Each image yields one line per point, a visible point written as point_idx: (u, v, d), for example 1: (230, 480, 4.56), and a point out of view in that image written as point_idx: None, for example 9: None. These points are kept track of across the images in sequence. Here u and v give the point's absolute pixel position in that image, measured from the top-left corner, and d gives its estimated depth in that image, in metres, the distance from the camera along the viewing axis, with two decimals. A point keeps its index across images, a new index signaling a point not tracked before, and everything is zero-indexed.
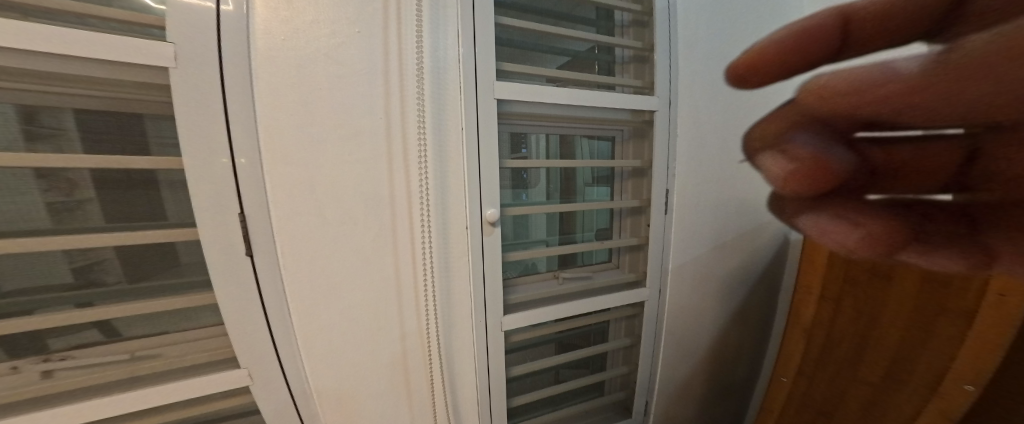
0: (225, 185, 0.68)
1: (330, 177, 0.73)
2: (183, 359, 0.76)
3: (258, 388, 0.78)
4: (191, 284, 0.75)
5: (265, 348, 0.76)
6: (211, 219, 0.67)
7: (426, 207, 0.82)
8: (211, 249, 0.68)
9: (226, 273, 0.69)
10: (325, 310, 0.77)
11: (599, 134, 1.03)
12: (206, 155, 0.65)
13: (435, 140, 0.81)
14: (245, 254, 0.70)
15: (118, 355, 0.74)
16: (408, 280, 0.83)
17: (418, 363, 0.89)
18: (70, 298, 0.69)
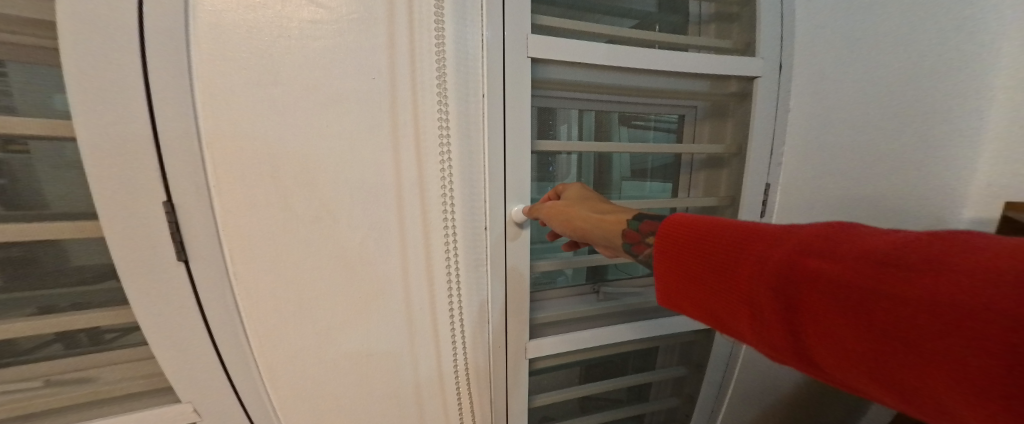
0: (145, 164, 0.45)
1: (306, 164, 0.51)
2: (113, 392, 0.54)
3: None
4: (95, 294, 0.52)
5: (217, 390, 0.56)
6: (127, 209, 0.46)
7: (451, 203, 0.60)
8: (123, 259, 0.47)
9: (151, 286, 0.49)
10: (295, 337, 0.57)
11: (664, 112, 0.79)
12: (117, 122, 0.43)
13: (460, 111, 0.57)
14: (179, 259, 0.49)
15: (26, 382, 0.52)
16: (418, 297, 0.62)
17: (432, 393, 0.69)
18: (55, 295, 0.50)
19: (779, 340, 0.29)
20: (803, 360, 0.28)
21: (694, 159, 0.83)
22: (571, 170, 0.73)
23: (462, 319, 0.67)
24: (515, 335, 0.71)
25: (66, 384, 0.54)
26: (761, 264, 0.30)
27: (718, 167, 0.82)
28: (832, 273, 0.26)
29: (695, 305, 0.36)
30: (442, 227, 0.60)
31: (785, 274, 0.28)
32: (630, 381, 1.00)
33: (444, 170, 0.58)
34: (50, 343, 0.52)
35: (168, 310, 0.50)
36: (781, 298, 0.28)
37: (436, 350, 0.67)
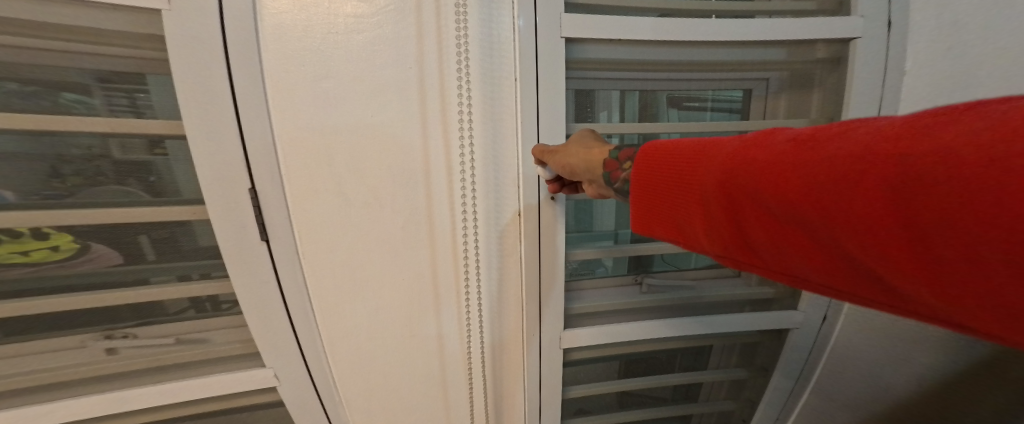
0: (234, 157, 0.51)
1: (355, 153, 0.53)
2: (223, 352, 0.64)
3: (287, 391, 0.66)
4: (205, 267, 0.60)
5: (291, 353, 0.63)
6: (218, 195, 0.51)
7: (472, 186, 0.60)
8: (224, 239, 0.53)
9: (241, 264, 0.55)
10: (346, 314, 0.61)
11: (733, 84, 0.69)
12: (212, 122, 0.49)
13: (483, 96, 0.57)
14: (262, 240, 0.55)
15: (165, 338, 0.63)
16: (444, 281, 0.63)
17: (457, 379, 0.72)
18: (177, 270, 0.60)
19: (730, 235, 0.31)
20: (748, 251, 0.31)
21: None
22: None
23: (479, 309, 0.67)
24: (557, 323, 0.71)
25: (192, 343, 0.64)
26: (711, 167, 0.32)
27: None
28: (766, 159, 0.28)
29: (660, 221, 0.38)
30: (463, 217, 0.60)
31: (730, 172, 0.30)
32: (676, 379, 0.95)
33: (461, 157, 0.58)
34: (173, 307, 0.63)
35: (255, 284, 0.57)
36: (728, 196, 0.30)
37: (459, 338, 0.68)
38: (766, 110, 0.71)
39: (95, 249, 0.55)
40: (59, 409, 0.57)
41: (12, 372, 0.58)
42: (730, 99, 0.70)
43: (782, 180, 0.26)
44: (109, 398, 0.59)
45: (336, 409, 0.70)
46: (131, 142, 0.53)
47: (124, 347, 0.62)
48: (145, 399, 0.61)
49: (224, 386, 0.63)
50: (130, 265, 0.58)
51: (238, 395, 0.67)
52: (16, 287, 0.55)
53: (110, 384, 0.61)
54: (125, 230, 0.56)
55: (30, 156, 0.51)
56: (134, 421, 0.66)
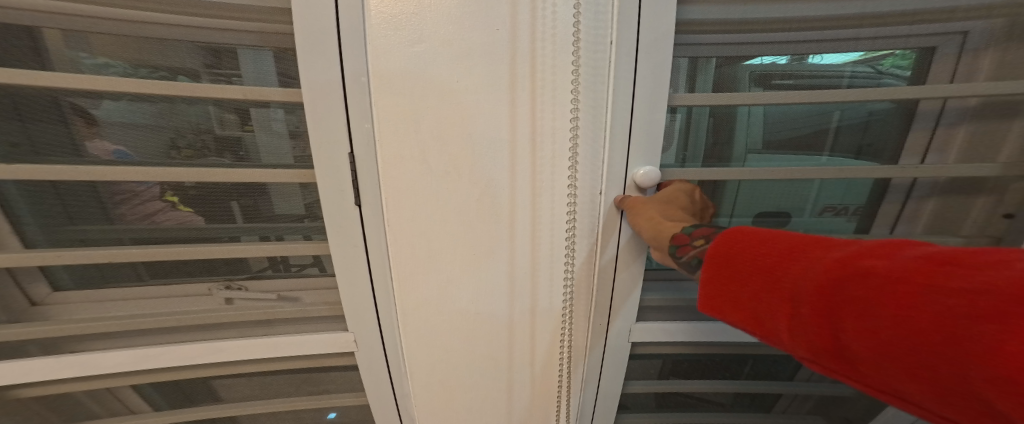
0: (338, 124, 0.53)
1: (444, 123, 0.50)
2: (311, 313, 0.67)
3: (363, 355, 0.69)
4: (295, 230, 0.64)
5: (371, 320, 0.65)
6: (325, 159, 0.54)
7: (576, 164, 0.55)
8: (326, 202, 0.56)
9: (337, 226, 0.57)
10: (420, 287, 0.60)
11: (905, 42, 0.53)
12: (319, 88, 0.51)
13: (588, 59, 0.50)
14: (355, 204, 0.57)
15: (267, 294, 0.67)
16: (518, 262, 0.60)
17: (520, 364, 0.70)
18: (275, 232, 0.64)
19: (821, 343, 0.29)
20: (844, 361, 0.29)
21: (948, 108, 0.55)
22: (674, 138, 0.60)
23: (553, 294, 0.64)
24: (624, 309, 0.71)
25: (288, 300, 0.69)
26: (812, 267, 0.30)
27: (1006, 117, 0.54)
28: (889, 273, 0.26)
29: (742, 306, 0.36)
30: (558, 196, 0.57)
31: (837, 281, 0.28)
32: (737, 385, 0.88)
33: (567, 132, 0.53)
34: (270, 266, 0.67)
35: (346, 248, 0.59)
36: (824, 303, 0.29)
37: (528, 322, 0.65)
38: (957, 72, 0.53)
39: (209, 208, 0.61)
40: (176, 352, 0.64)
41: (150, 312, 0.65)
42: (883, 71, 0.54)
43: (894, 295, 0.25)
44: (220, 345, 0.65)
45: (403, 378, 0.72)
46: (227, 119, 0.57)
47: (237, 299, 0.67)
48: (243, 349, 0.66)
49: (311, 343, 0.67)
50: (220, 224, 0.63)
51: (323, 356, 0.72)
52: (155, 235, 0.62)
53: (223, 330, 0.68)
54: (222, 194, 0.60)
55: (154, 127, 0.57)
56: (230, 368, 0.72)
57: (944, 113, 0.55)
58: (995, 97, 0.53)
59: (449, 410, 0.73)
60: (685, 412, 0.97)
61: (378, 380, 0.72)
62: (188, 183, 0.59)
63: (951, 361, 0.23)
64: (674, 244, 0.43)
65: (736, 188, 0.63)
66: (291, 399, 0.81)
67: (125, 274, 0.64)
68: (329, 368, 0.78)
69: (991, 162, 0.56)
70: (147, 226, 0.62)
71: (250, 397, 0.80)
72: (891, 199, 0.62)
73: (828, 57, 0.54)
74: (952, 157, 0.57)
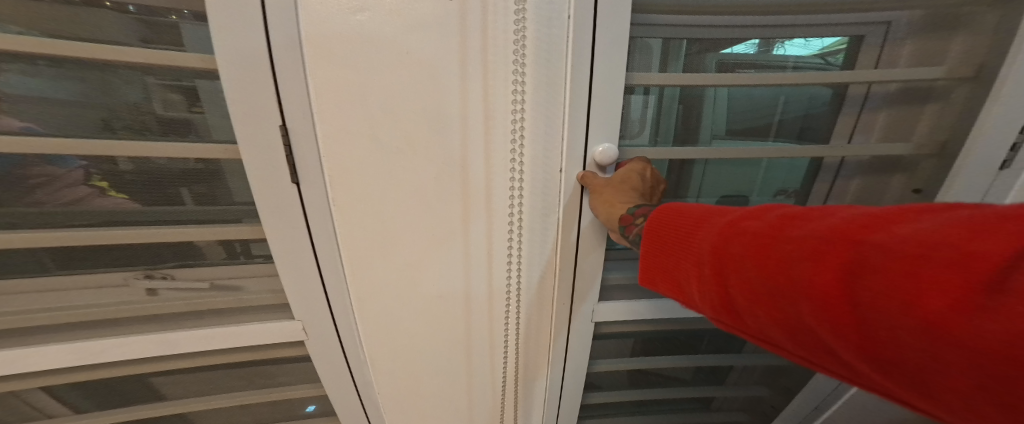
0: (268, 95, 0.48)
1: (391, 97, 0.48)
2: (252, 301, 0.63)
3: (315, 344, 0.66)
4: (248, 213, 0.59)
5: (321, 306, 0.62)
6: (252, 133, 0.49)
7: (519, 139, 0.54)
8: (258, 181, 0.52)
9: (273, 207, 0.54)
10: (374, 270, 0.58)
11: (838, 29, 0.55)
12: (243, 53, 0.46)
13: (539, 34, 0.49)
14: (293, 182, 0.53)
15: (197, 283, 0.62)
16: (475, 242, 0.59)
17: (481, 346, 0.70)
18: (202, 216, 0.58)
19: (720, 299, 0.35)
20: (735, 314, 0.35)
21: (875, 94, 0.59)
22: (640, 119, 0.60)
23: (512, 274, 0.63)
24: (588, 292, 0.69)
25: (224, 290, 0.64)
26: (712, 233, 0.37)
27: (921, 101, 0.59)
28: (758, 232, 0.33)
29: (667, 274, 0.42)
30: (513, 176, 0.56)
31: (726, 243, 0.35)
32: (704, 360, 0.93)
33: (516, 109, 0.52)
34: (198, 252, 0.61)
35: (288, 230, 0.56)
36: (719, 262, 0.35)
37: (487, 303, 0.65)
38: (881, 59, 0.57)
39: (152, 195, 0.56)
40: (96, 348, 0.58)
41: (65, 304, 0.59)
42: (823, 59, 0.57)
43: (759, 250, 0.32)
44: (146, 341, 0.59)
45: (361, 366, 0.69)
46: (172, 100, 0.51)
47: (162, 289, 0.62)
48: (177, 342, 0.61)
49: (255, 333, 0.63)
50: (162, 206, 0.57)
51: (269, 347, 0.68)
52: (75, 218, 0.55)
53: (151, 325, 0.62)
54: (151, 177, 0.54)
55: (80, 104, 0.50)
56: (164, 363, 0.66)
57: (869, 98, 0.60)
58: (912, 82, 0.57)
59: (410, 395, 0.72)
60: (643, 387, 1.02)
61: (333, 368, 0.69)
62: (125, 167, 0.53)
63: (793, 300, 0.30)
64: (620, 225, 0.50)
65: (703, 172, 0.66)
66: (240, 393, 0.76)
67: (28, 264, 0.57)
68: (280, 360, 0.74)
69: (906, 142, 0.61)
70: (71, 213, 0.55)
71: (192, 394, 0.75)
72: (822, 178, 0.67)
73: (794, 50, 0.56)
74: (875, 137, 0.62)
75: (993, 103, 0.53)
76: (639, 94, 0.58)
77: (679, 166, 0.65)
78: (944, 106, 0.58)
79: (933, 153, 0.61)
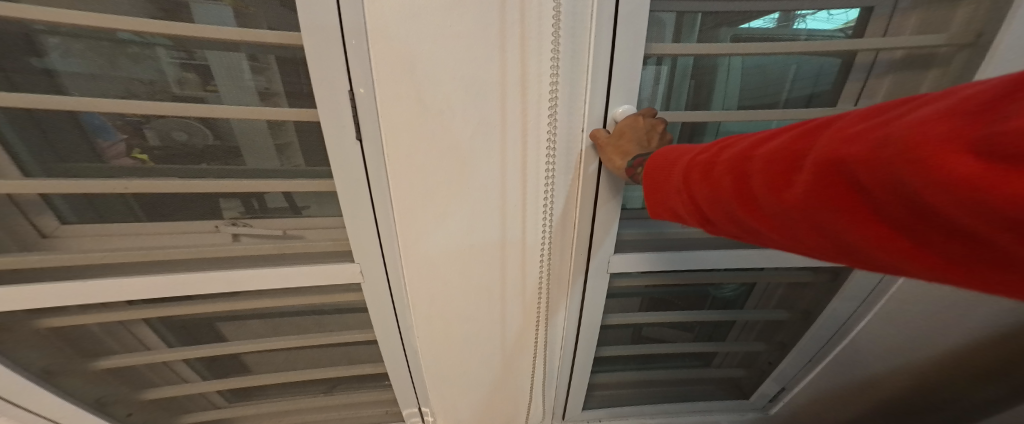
0: (338, 63, 0.54)
1: (437, 65, 0.53)
2: (317, 248, 0.72)
3: (367, 288, 0.75)
4: (314, 173, 0.66)
5: (374, 254, 0.71)
6: (326, 97, 0.56)
7: (553, 104, 0.59)
8: (327, 139, 0.59)
9: (340, 164, 0.61)
10: (423, 222, 0.66)
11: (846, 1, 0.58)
12: (314, 27, 0.51)
13: (568, 5, 0.53)
14: (357, 140, 0.60)
15: (273, 231, 0.71)
16: (513, 198, 0.66)
17: (513, 292, 0.79)
18: (282, 171, 0.66)
19: (699, 220, 0.41)
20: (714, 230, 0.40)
21: (878, 60, 0.63)
22: (656, 88, 0.64)
23: (548, 227, 0.71)
24: (604, 246, 0.76)
25: (294, 239, 0.73)
26: (682, 168, 0.42)
27: (922, 68, 0.62)
28: (708, 158, 0.38)
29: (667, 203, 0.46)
30: (546, 138, 0.62)
31: (689, 173, 0.41)
32: (708, 316, 0.99)
33: (552, 77, 0.57)
34: (255, 202, 0.68)
35: (351, 183, 0.63)
36: (687, 191, 0.41)
37: (522, 255, 0.73)
38: (889, 29, 0.60)
39: (181, 165, 0.63)
40: (186, 288, 0.69)
41: (158, 245, 0.68)
42: (830, 35, 0.61)
43: (708, 173, 0.38)
44: (235, 276, 0.70)
45: (405, 310, 0.79)
46: (188, 79, 0.57)
47: (244, 236, 0.70)
48: (254, 282, 0.71)
49: (321, 275, 0.73)
50: (199, 167, 0.64)
51: (334, 290, 0.79)
52: (162, 171, 0.63)
53: (235, 264, 0.71)
54: (184, 147, 0.61)
55: (104, 79, 0.56)
56: (236, 304, 0.77)
57: (875, 65, 0.63)
58: (917, 49, 0.60)
59: (448, 336, 0.82)
60: (650, 342, 1.11)
61: (379, 312, 0.79)
62: (153, 142, 0.60)
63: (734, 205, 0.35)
64: (628, 177, 0.58)
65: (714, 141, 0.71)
66: (301, 335, 0.87)
67: (126, 212, 0.65)
68: (334, 306, 0.84)
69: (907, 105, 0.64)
70: (138, 170, 0.62)
71: (261, 335, 0.86)
72: None
73: (814, 25, 0.60)
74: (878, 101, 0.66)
75: (987, 65, 0.56)
76: (653, 65, 0.62)
77: (691, 135, 0.70)
78: (942, 73, 0.61)
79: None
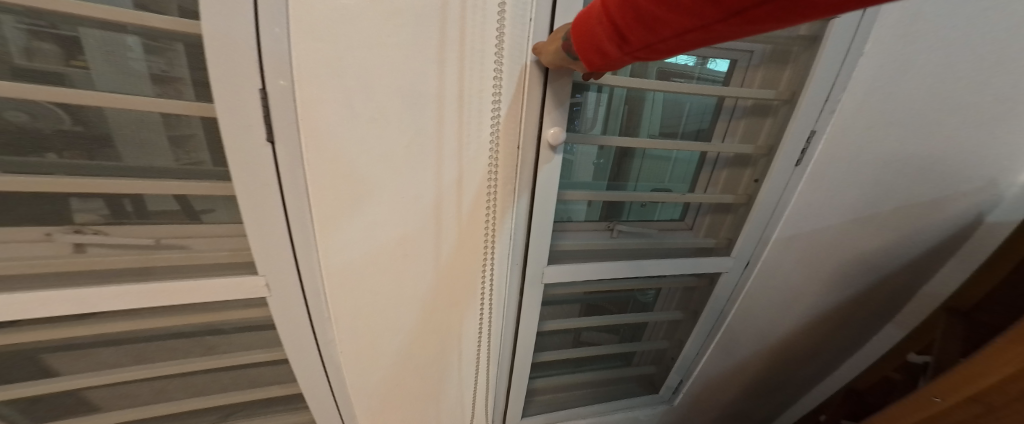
0: (246, 56, 0.50)
1: (371, 71, 0.54)
2: (207, 259, 0.66)
3: (275, 301, 0.69)
4: (206, 173, 0.60)
5: (286, 265, 0.65)
6: (227, 93, 0.51)
7: (495, 122, 0.64)
8: (230, 140, 0.54)
9: (245, 167, 0.56)
10: (351, 225, 0.64)
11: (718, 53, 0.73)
12: (220, 20, 0.47)
13: (511, 31, 0.57)
14: (267, 141, 0.55)
15: (143, 240, 0.62)
16: (451, 206, 0.69)
17: (451, 298, 0.80)
18: (143, 170, 0.58)
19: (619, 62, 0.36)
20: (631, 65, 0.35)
21: (739, 106, 0.81)
22: (591, 114, 0.72)
23: (493, 239, 0.75)
24: (538, 257, 0.79)
25: (172, 248, 0.65)
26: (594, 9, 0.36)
27: (762, 115, 0.80)
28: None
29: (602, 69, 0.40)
30: (484, 149, 0.65)
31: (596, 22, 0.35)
32: (624, 320, 1.10)
33: (492, 93, 0.61)
34: (129, 206, 0.61)
35: (256, 188, 0.58)
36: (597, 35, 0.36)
37: (452, 262, 0.75)
38: (745, 78, 0.77)
39: (13, 151, 0.52)
40: (17, 312, 0.56)
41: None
42: (714, 78, 0.75)
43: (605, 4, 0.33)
44: (93, 293, 0.58)
45: (325, 324, 0.74)
46: (38, 47, 0.48)
47: (91, 246, 0.61)
48: (115, 302, 0.61)
49: (214, 292, 0.65)
50: (34, 158, 0.53)
51: (226, 308, 0.72)
52: None
53: (96, 277, 0.61)
54: (35, 131, 0.52)
55: None
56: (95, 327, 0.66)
57: (735, 110, 0.80)
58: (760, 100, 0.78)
59: (377, 346, 0.79)
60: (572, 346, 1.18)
61: (292, 327, 0.73)
62: None
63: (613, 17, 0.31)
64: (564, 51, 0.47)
65: (640, 163, 0.84)
66: (182, 360, 0.76)
67: None
68: (236, 321, 0.77)
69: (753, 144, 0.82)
70: None
71: (121, 364, 0.74)
72: (705, 169, 0.88)
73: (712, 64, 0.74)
74: (739, 137, 0.84)
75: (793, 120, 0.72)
76: (594, 91, 0.70)
77: (621, 157, 0.82)
78: (773, 119, 0.79)
79: (765, 154, 0.80)
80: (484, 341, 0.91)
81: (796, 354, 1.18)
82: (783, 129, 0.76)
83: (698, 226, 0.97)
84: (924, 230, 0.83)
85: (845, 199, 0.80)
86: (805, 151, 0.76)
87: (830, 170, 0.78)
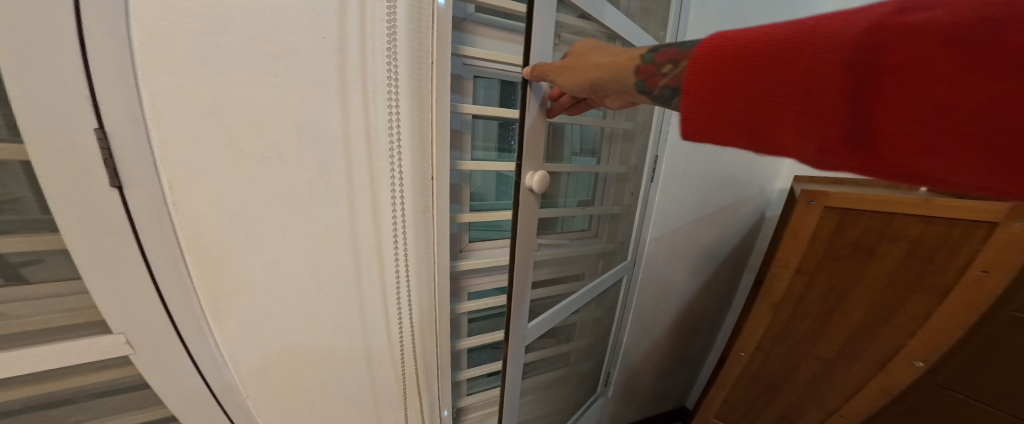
0: (77, 92, 0.45)
1: (251, 105, 0.52)
2: (29, 325, 0.55)
3: (144, 358, 0.60)
4: (27, 222, 0.51)
5: (157, 316, 0.58)
6: (54, 132, 0.46)
7: (398, 153, 0.63)
8: (56, 183, 0.47)
9: (82, 213, 0.50)
10: (246, 266, 0.60)
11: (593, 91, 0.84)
12: (42, 54, 0.43)
13: (405, 69, 0.59)
14: (113, 186, 0.50)
15: None
16: (365, 239, 0.67)
17: (376, 326, 0.76)
18: None
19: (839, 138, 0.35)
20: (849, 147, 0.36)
21: (619, 132, 0.97)
22: None
23: (405, 268, 0.73)
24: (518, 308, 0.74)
25: None
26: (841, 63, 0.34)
27: (630, 140, 1.02)
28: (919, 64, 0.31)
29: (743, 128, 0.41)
30: (388, 181, 0.64)
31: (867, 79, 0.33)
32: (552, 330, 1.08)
33: (391, 129, 0.61)
34: None
35: (106, 235, 0.51)
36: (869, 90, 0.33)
37: (365, 297, 0.72)
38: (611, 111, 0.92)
39: None
40: None
41: None
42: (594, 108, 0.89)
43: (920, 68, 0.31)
44: None
45: (221, 375, 0.66)
46: None
47: None
48: None
49: (49, 360, 0.55)
50: None
51: (69, 374, 0.61)
52: None
53: None
54: None
55: None
56: None
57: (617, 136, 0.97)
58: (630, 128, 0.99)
59: (289, 388, 0.73)
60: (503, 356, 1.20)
61: (174, 383, 0.64)
62: None
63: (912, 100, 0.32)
64: (641, 77, 0.48)
65: (567, 180, 0.88)
66: None
67: None
68: (84, 392, 0.64)
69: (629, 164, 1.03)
70: None
71: None
72: (604, 184, 1.00)
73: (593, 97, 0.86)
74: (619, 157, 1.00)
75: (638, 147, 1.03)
76: None
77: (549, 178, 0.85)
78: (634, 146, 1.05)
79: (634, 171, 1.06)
80: (419, 373, 0.86)
81: (683, 322, 1.48)
82: (643, 153, 1.05)
83: (602, 232, 1.07)
84: (727, 218, 1.33)
85: (682, 204, 1.21)
86: (653, 169, 1.08)
87: (671, 181, 1.15)
